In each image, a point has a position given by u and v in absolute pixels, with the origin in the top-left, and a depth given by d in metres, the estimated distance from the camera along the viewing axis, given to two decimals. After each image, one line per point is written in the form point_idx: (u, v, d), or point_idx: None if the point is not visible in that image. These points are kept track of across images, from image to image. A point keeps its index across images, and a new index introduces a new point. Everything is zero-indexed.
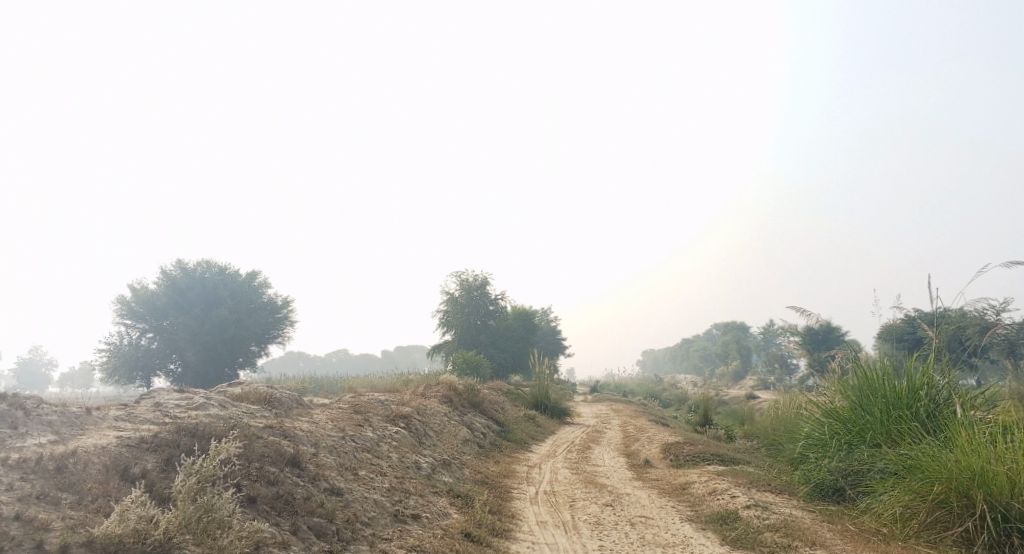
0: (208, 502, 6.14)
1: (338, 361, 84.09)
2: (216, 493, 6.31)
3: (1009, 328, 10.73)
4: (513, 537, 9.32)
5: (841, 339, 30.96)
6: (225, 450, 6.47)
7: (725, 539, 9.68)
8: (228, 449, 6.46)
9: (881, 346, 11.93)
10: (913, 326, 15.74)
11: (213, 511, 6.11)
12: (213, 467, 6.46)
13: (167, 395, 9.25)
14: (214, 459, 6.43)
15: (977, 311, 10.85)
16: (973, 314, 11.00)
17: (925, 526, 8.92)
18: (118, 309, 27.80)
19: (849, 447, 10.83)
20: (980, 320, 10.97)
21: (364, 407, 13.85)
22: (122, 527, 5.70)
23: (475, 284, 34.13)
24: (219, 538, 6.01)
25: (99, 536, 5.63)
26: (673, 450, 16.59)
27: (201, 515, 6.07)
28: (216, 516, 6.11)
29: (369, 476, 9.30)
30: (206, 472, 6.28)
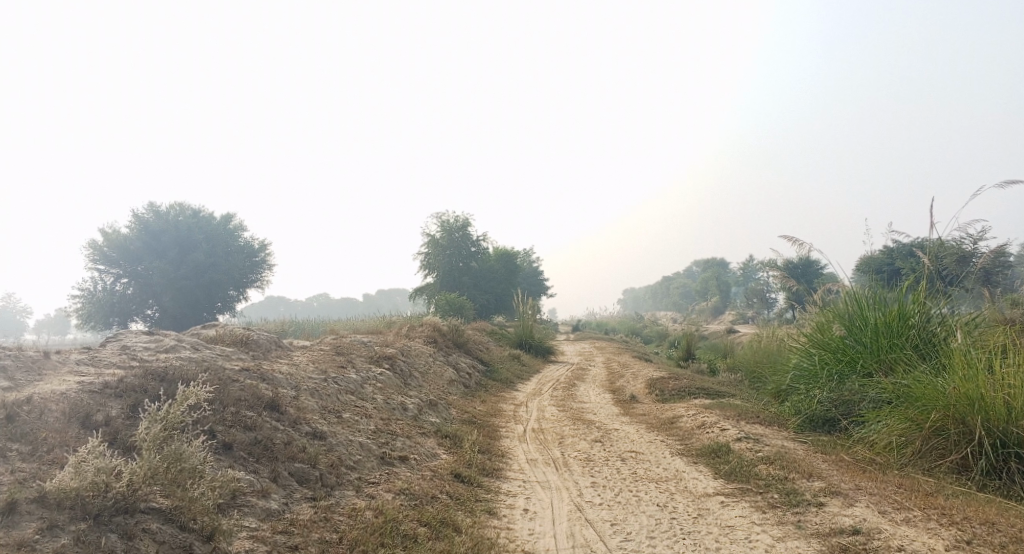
0: (176, 451, 5.71)
1: (320, 304, 83.54)
2: (185, 441, 5.88)
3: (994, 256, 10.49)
4: (503, 475, 9.04)
5: (821, 271, 31.06)
6: (194, 395, 6.00)
7: (718, 473, 9.45)
8: (199, 394, 6.02)
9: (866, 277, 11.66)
10: (890, 258, 15.61)
11: (181, 460, 5.69)
12: (181, 413, 6.01)
13: (135, 337, 8.77)
14: (182, 404, 5.97)
15: (954, 240, 10.60)
16: (950, 242, 10.74)
17: (920, 453, 8.72)
18: (89, 254, 26.79)
19: (840, 377, 10.58)
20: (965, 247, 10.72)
21: (346, 348, 13.51)
22: (78, 480, 5.23)
23: (456, 226, 33.40)
24: (190, 488, 5.61)
25: (52, 491, 5.19)
26: (659, 385, 16.42)
27: (169, 464, 5.65)
28: (186, 465, 5.70)
29: (353, 418, 8.93)
30: (173, 419, 5.84)
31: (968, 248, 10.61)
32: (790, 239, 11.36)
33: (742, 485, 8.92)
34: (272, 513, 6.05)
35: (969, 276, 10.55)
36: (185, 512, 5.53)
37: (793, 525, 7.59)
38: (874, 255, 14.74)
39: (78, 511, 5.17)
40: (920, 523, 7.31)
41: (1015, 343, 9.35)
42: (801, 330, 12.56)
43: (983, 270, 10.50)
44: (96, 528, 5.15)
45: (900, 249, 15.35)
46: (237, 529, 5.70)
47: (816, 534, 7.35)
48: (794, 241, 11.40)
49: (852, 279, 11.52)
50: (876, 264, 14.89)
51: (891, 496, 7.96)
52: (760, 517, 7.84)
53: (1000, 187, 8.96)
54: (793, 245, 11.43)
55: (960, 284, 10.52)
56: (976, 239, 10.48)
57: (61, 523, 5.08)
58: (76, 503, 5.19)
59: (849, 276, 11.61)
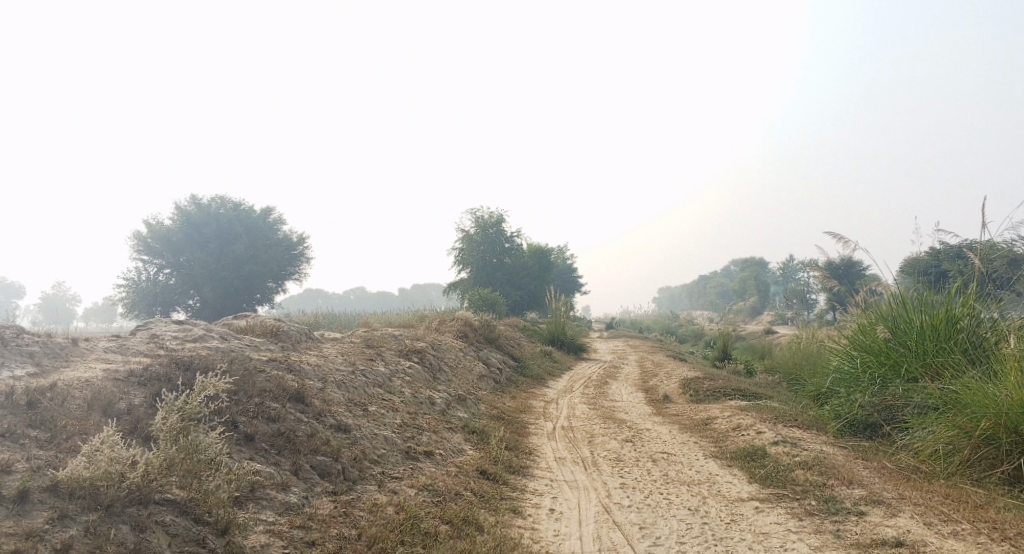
0: (193, 442, 5.63)
1: (356, 297, 84.17)
2: (203, 432, 5.78)
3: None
4: (531, 474, 8.85)
5: (864, 272, 30.31)
6: (213, 386, 5.89)
7: (753, 477, 9.13)
8: (217, 385, 5.92)
9: (910, 279, 11.20)
10: (935, 261, 15.05)
11: (197, 450, 5.62)
12: (200, 404, 5.92)
13: (165, 325, 8.74)
14: (201, 394, 5.85)
15: (1004, 242, 10.15)
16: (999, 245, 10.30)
17: (967, 462, 8.31)
18: (134, 244, 27.18)
19: (882, 381, 10.16)
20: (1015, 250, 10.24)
21: (376, 340, 13.41)
22: (91, 469, 5.15)
23: (490, 222, 33.22)
24: (205, 481, 5.52)
25: (64, 480, 5.12)
26: (693, 385, 16.08)
27: (186, 455, 5.57)
28: (204, 456, 5.60)
29: (379, 412, 8.79)
30: (191, 410, 5.74)
31: (1020, 251, 10.16)
32: (836, 237, 10.97)
33: (778, 490, 8.60)
34: (290, 506, 5.93)
35: (1020, 279, 10.06)
36: (200, 504, 5.44)
37: (832, 534, 7.26)
38: (918, 257, 14.22)
39: (90, 501, 5.09)
40: (969, 537, 6.94)
41: None
42: (841, 332, 12.15)
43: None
44: (107, 519, 5.06)
45: (946, 251, 14.79)
46: (254, 522, 5.59)
47: (857, 544, 7.02)
48: (840, 238, 10.99)
49: (897, 280, 11.10)
50: (920, 267, 14.37)
51: (938, 507, 7.58)
52: (797, 525, 7.52)
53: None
54: (838, 243, 11.02)
55: (1010, 287, 10.03)
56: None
57: (71, 513, 5.00)
58: (88, 493, 5.11)
59: (895, 276, 11.19)
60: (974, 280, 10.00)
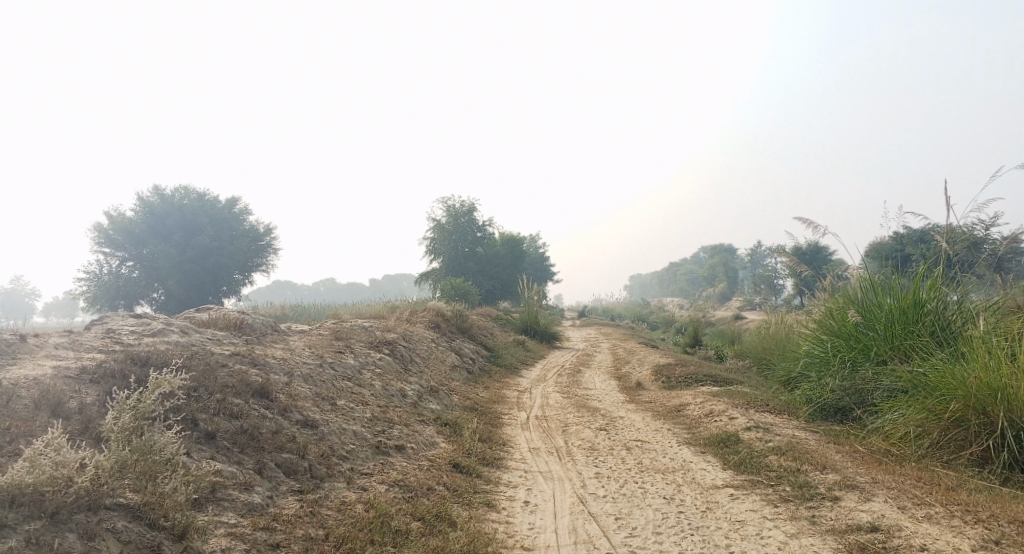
0: (148, 442, 5.35)
1: (326, 289, 83.35)
2: (158, 431, 5.53)
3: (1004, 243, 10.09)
4: (504, 465, 8.71)
5: (830, 257, 30.71)
6: (168, 383, 5.62)
7: (727, 464, 9.09)
8: (173, 382, 5.65)
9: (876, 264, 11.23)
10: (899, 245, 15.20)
11: (152, 451, 5.34)
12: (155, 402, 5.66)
13: (122, 320, 8.41)
14: (155, 392, 5.59)
15: (964, 226, 10.19)
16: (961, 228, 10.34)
17: (937, 444, 8.32)
18: (94, 237, 26.35)
19: (853, 364, 10.17)
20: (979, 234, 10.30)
21: (346, 332, 13.16)
22: (34, 474, 4.88)
23: (462, 211, 32.92)
24: (161, 483, 5.29)
25: (5, 485, 4.85)
26: (666, 371, 16.07)
27: (140, 456, 5.32)
28: (159, 457, 5.37)
29: (348, 406, 8.57)
30: (145, 409, 5.48)
31: (980, 234, 10.22)
32: (805, 222, 10.94)
33: (752, 476, 8.56)
34: (254, 507, 5.72)
35: (980, 262, 10.13)
36: (155, 509, 5.21)
37: (807, 521, 7.22)
38: (882, 241, 14.33)
39: (33, 508, 4.85)
40: (942, 521, 6.92)
41: None
42: (810, 317, 12.18)
43: (995, 257, 10.07)
44: (52, 528, 4.82)
45: (909, 235, 14.94)
46: (214, 525, 5.38)
47: (831, 530, 6.98)
48: (809, 224, 10.96)
49: (864, 264, 11.14)
50: (884, 252, 14.49)
51: (911, 490, 7.57)
52: (772, 512, 7.48)
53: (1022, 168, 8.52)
54: (808, 228, 11.00)
55: (971, 270, 10.08)
56: (988, 225, 10.07)
57: (12, 522, 4.75)
58: (32, 500, 4.85)
59: (862, 260, 11.22)
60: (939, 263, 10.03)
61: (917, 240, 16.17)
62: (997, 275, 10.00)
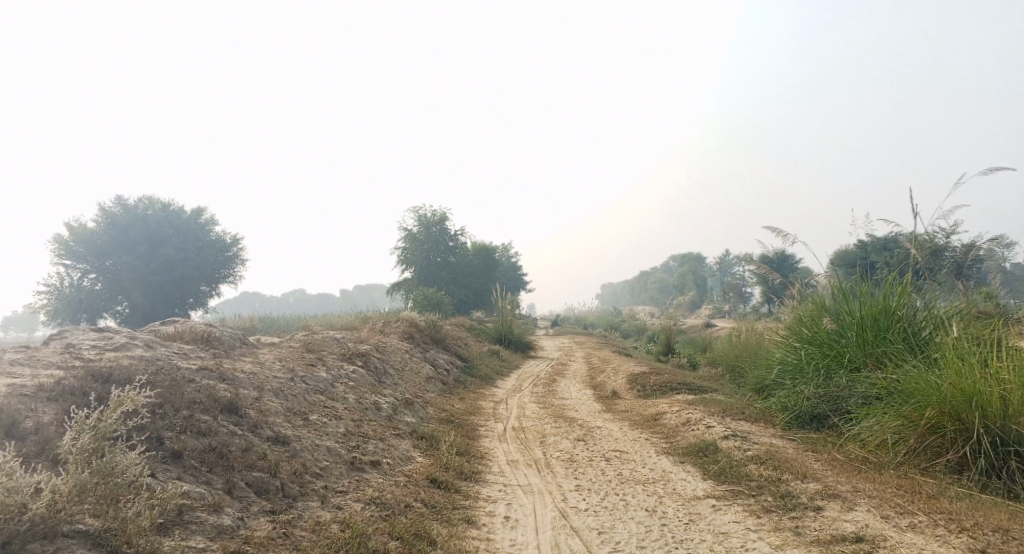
0: (109, 464, 5.06)
1: (296, 299, 82.40)
2: (120, 452, 5.26)
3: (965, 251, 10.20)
4: (482, 479, 8.52)
5: (797, 265, 31.09)
6: (130, 401, 5.36)
7: (707, 474, 8.98)
8: (136, 399, 5.38)
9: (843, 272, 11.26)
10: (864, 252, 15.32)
11: (114, 474, 5.06)
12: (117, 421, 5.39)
13: (81, 334, 8.08)
14: (117, 411, 5.32)
15: (927, 233, 10.24)
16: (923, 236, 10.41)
17: (914, 451, 8.26)
18: (55, 248, 25.65)
19: (827, 372, 10.13)
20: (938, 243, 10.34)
21: (317, 345, 12.87)
22: None
23: (433, 221, 32.58)
24: (123, 508, 5.04)
25: None
26: (640, 380, 16.00)
27: (102, 479, 5.06)
28: (121, 479, 5.11)
29: (321, 421, 8.33)
30: (106, 428, 5.16)
31: (941, 242, 10.32)
32: (775, 232, 10.92)
33: (733, 486, 8.47)
34: (223, 530, 5.47)
35: (943, 270, 10.19)
36: (117, 535, 4.96)
37: (791, 532, 7.13)
38: (847, 249, 14.41)
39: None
40: (927, 530, 6.87)
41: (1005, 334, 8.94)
42: (781, 324, 12.18)
43: (957, 264, 10.17)
44: None
45: (873, 243, 15.07)
46: (181, 551, 5.14)
47: (816, 541, 6.90)
48: (778, 233, 10.94)
49: (833, 271, 11.17)
50: (849, 260, 14.61)
51: (893, 499, 7.51)
52: (755, 523, 7.38)
53: (986, 174, 8.76)
54: (777, 236, 10.97)
55: (933, 276, 10.11)
56: (950, 233, 10.15)
57: None
58: None
59: (831, 267, 11.26)
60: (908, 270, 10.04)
61: (881, 248, 16.35)
62: (962, 281, 10.09)
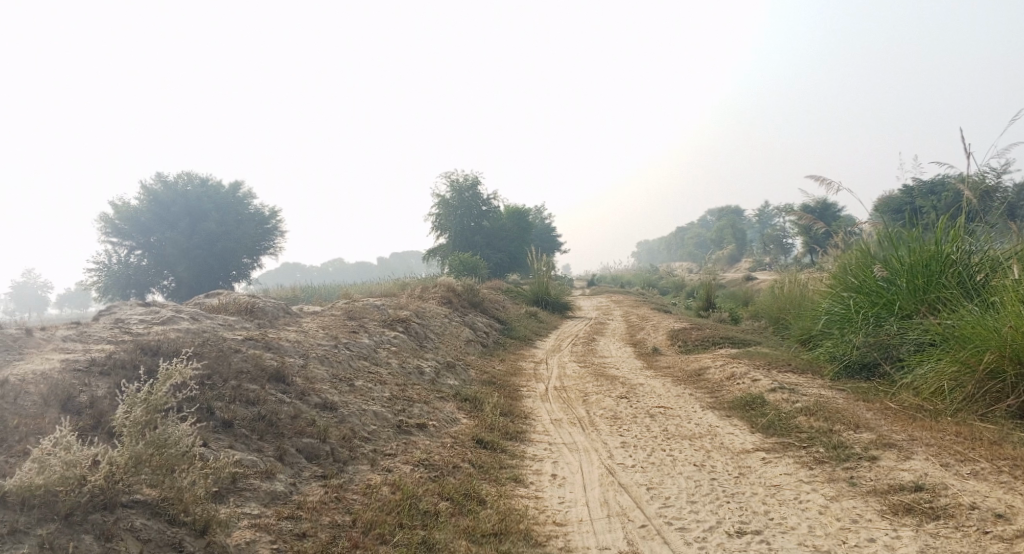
0: (162, 435, 5.15)
1: (334, 269, 83.16)
2: (172, 424, 5.30)
3: (1013, 191, 9.79)
4: (529, 439, 8.50)
5: (839, 213, 30.39)
6: (179, 373, 5.37)
7: (755, 427, 8.84)
8: (184, 371, 5.43)
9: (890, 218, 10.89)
10: (909, 196, 14.83)
11: (168, 445, 5.15)
12: (167, 393, 5.42)
13: (129, 309, 8.18)
14: (166, 383, 5.34)
15: (975, 173, 9.81)
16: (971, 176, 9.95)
17: (972, 398, 8.00)
18: (100, 227, 26.13)
19: (877, 320, 9.84)
20: (989, 182, 9.89)
21: (358, 312, 12.94)
22: (44, 476, 4.68)
23: (466, 185, 32.30)
24: (178, 477, 5.09)
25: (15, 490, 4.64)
26: (682, 335, 15.84)
27: (155, 450, 5.10)
28: (175, 450, 5.15)
29: (366, 386, 8.36)
30: (158, 401, 5.26)
31: (991, 182, 9.85)
32: (818, 179, 10.56)
33: (783, 438, 8.33)
34: (277, 496, 5.53)
35: (994, 211, 9.77)
36: (174, 504, 5.01)
37: (846, 482, 7.00)
38: (891, 194, 13.95)
39: (44, 510, 4.66)
40: (990, 477, 6.67)
41: None
42: (824, 274, 11.89)
43: (1008, 204, 9.75)
44: (67, 530, 4.63)
45: (919, 187, 14.57)
46: (238, 517, 5.20)
47: (873, 491, 6.76)
48: (822, 181, 10.57)
49: (879, 217, 10.82)
50: (894, 205, 14.14)
51: (952, 447, 7.30)
52: (809, 475, 7.25)
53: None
54: (820, 184, 10.61)
55: (984, 219, 9.71)
56: (1000, 172, 9.71)
57: (24, 526, 4.55)
58: (43, 501, 4.66)
59: (876, 213, 10.91)
60: (960, 213, 9.64)
61: (928, 192, 15.80)
62: (1015, 223, 9.68)
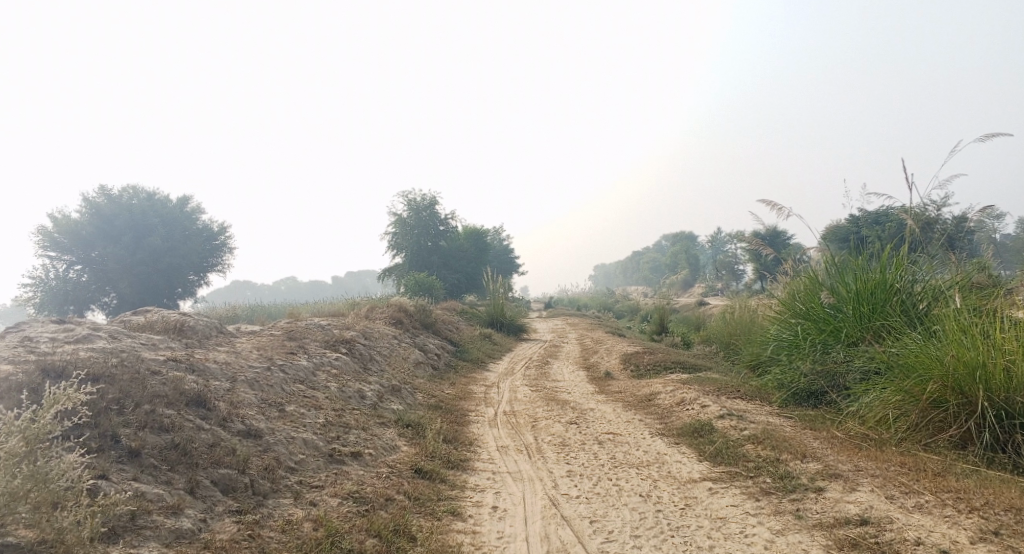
0: (43, 469, 4.71)
1: (286, 287, 81.71)
2: (56, 456, 4.85)
3: (953, 224, 9.87)
4: (471, 467, 8.16)
5: (789, 240, 30.78)
6: (67, 399, 4.90)
7: (703, 455, 8.64)
8: (73, 397, 4.96)
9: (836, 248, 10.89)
10: (856, 226, 14.98)
11: (50, 480, 4.72)
12: (54, 421, 4.96)
13: (42, 326, 7.64)
14: (52, 411, 4.88)
15: (918, 205, 9.86)
16: (914, 209, 9.98)
17: (916, 426, 7.91)
18: (39, 240, 25.02)
19: (824, 347, 9.78)
20: (931, 216, 9.93)
21: (300, 332, 12.46)
22: None
23: (423, 205, 31.96)
24: (61, 516, 4.68)
25: None
26: (634, 360, 15.67)
27: (33, 485, 4.66)
28: (56, 486, 4.71)
29: (299, 412, 7.93)
30: (39, 429, 4.75)
31: (931, 214, 9.91)
32: (769, 204, 10.47)
33: (730, 468, 8.13)
34: (181, 534, 5.14)
35: (935, 242, 9.82)
36: (52, 547, 4.62)
37: (792, 515, 6.81)
38: (838, 224, 14.04)
39: None
40: (934, 510, 6.55)
41: (1003, 302, 8.58)
42: (774, 300, 11.83)
43: (949, 236, 9.80)
44: None
45: (866, 217, 14.73)
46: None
47: (819, 525, 6.57)
48: (773, 206, 10.48)
49: (826, 245, 10.81)
50: (842, 234, 14.22)
51: (897, 478, 7.18)
52: (754, 507, 7.05)
53: (984, 139, 8.42)
54: (772, 209, 10.52)
55: (926, 249, 9.76)
56: (940, 204, 9.78)
57: None
58: None
59: (824, 241, 10.90)
60: (904, 242, 9.66)
61: (874, 221, 15.99)
62: (955, 254, 9.74)
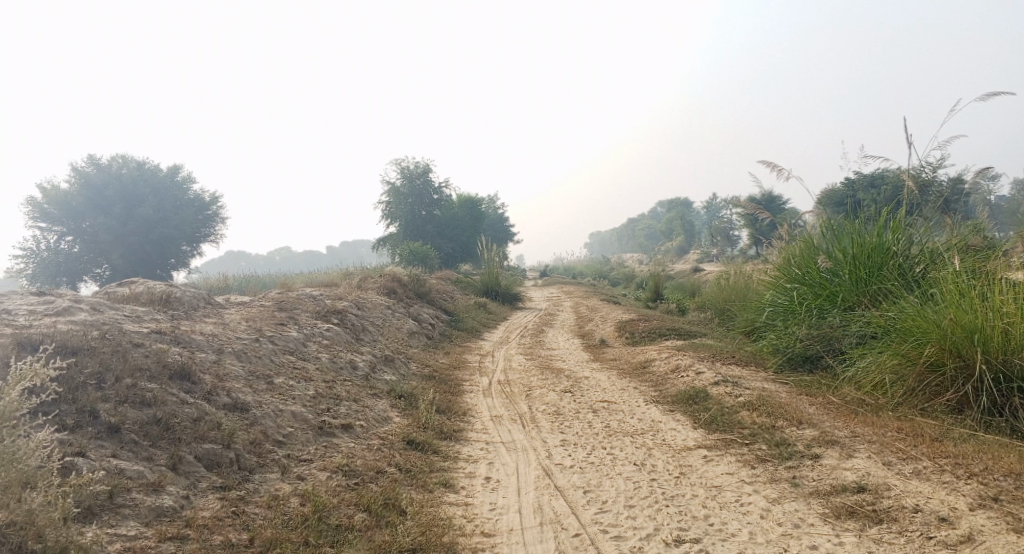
0: (11, 449, 4.57)
1: (281, 257, 81.35)
2: (25, 435, 4.71)
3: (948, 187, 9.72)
4: (464, 437, 8.06)
5: (785, 204, 30.58)
6: (35, 375, 4.74)
7: (698, 423, 8.55)
8: (41, 373, 4.80)
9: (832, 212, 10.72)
10: (851, 190, 14.80)
11: (18, 459, 4.59)
12: (23, 398, 4.81)
13: (22, 298, 7.45)
14: (20, 388, 4.73)
15: (914, 168, 9.69)
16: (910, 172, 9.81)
17: (913, 391, 7.80)
18: (28, 211, 24.71)
19: (820, 312, 9.65)
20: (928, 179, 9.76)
21: (290, 303, 12.28)
22: None
23: (417, 173, 31.55)
24: (33, 496, 4.57)
25: None
26: (629, 327, 15.56)
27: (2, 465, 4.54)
28: (25, 465, 4.59)
29: (288, 384, 7.80)
30: (6, 407, 4.61)
31: (926, 176, 9.72)
32: (768, 165, 10.26)
33: (725, 435, 8.04)
34: (163, 512, 5.06)
35: (931, 204, 9.67)
36: (23, 528, 4.51)
37: (788, 483, 6.73)
38: (834, 187, 13.88)
39: None
40: (932, 477, 6.47)
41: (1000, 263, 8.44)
42: (769, 266, 11.69)
43: (945, 198, 9.64)
44: None
45: (861, 181, 14.53)
46: (107, 540, 4.73)
47: (816, 493, 6.49)
48: (771, 167, 10.27)
49: (822, 209, 10.64)
50: (837, 198, 14.03)
51: (894, 444, 7.10)
52: (750, 475, 6.97)
53: (983, 99, 8.26)
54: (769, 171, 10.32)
55: (922, 212, 9.61)
56: (936, 166, 9.62)
57: None
58: None
59: (820, 205, 10.73)
60: (901, 205, 9.50)
61: (869, 184, 15.80)
62: (951, 216, 9.59)
